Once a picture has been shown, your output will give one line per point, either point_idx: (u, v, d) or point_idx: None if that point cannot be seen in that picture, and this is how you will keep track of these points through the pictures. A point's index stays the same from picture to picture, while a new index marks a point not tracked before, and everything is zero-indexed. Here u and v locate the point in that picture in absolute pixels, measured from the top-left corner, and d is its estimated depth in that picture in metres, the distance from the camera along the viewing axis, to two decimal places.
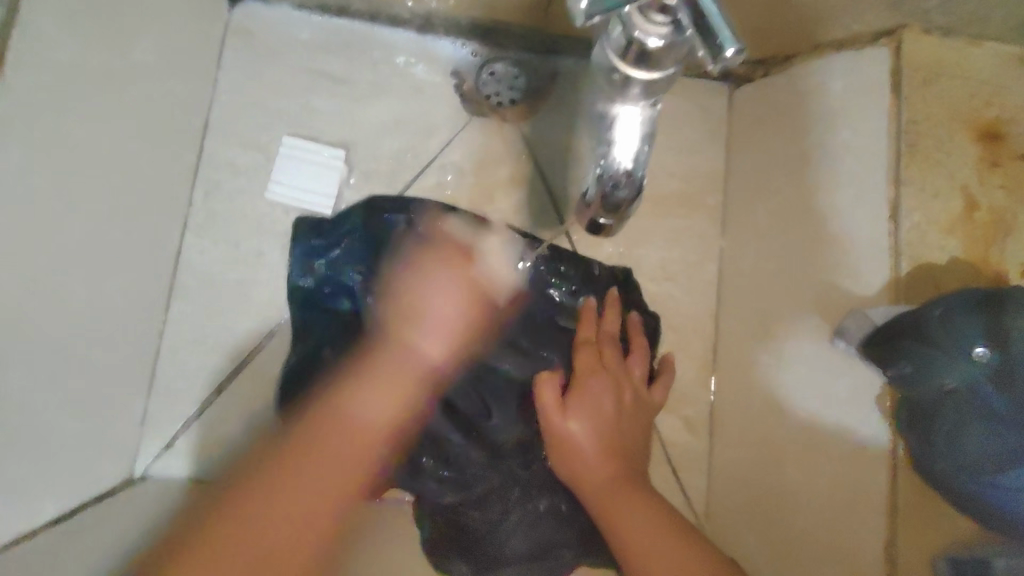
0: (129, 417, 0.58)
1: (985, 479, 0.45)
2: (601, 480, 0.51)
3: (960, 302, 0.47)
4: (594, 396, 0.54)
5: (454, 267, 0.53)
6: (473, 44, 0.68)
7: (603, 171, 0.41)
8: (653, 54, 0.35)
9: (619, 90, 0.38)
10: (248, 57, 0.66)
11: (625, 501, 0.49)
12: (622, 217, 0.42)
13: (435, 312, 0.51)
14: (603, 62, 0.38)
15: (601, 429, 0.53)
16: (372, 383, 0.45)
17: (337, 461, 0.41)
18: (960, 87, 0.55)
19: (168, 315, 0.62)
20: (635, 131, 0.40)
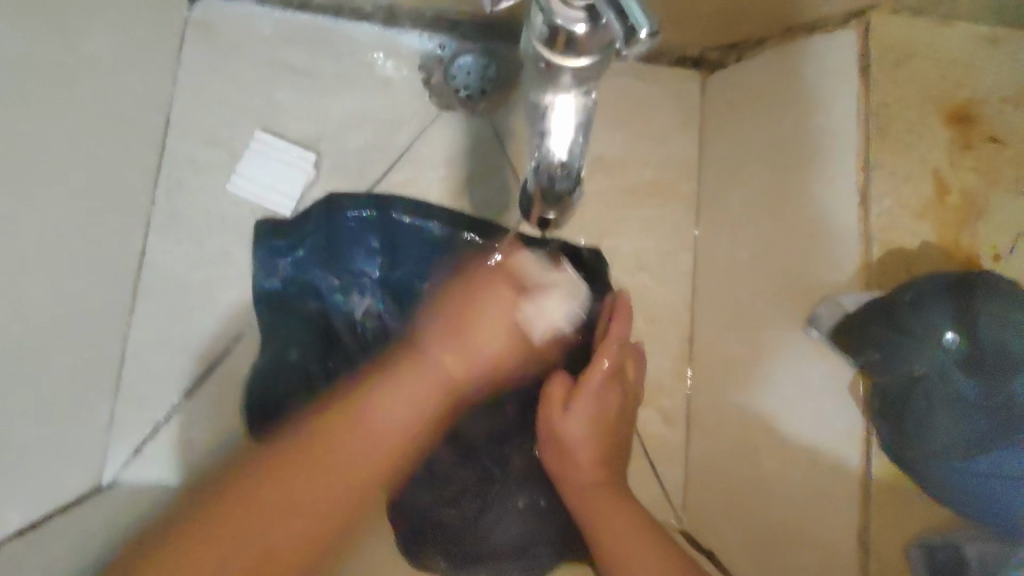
0: (95, 423, 0.57)
1: (958, 465, 0.45)
2: (587, 483, 0.52)
3: (931, 288, 0.47)
4: (589, 397, 0.53)
5: (500, 301, 0.50)
6: (440, 37, 0.67)
7: (539, 162, 0.40)
8: (578, 40, 0.33)
9: (549, 77, 0.36)
10: (210, 54, 0.65)
11: (611, 504, 0.50)
12: (563, 208, 0.42)
13: (487, 321, 0.49)
14: (530, 49, 0.36)
15: (592, 428, 0.52)
16: (400, 381, 0.45)
17: (374, 439, 0.42)
18: (930, 68, 0.55)
19: (132, 319, 0.61)
20: (569, 121, 0.38)
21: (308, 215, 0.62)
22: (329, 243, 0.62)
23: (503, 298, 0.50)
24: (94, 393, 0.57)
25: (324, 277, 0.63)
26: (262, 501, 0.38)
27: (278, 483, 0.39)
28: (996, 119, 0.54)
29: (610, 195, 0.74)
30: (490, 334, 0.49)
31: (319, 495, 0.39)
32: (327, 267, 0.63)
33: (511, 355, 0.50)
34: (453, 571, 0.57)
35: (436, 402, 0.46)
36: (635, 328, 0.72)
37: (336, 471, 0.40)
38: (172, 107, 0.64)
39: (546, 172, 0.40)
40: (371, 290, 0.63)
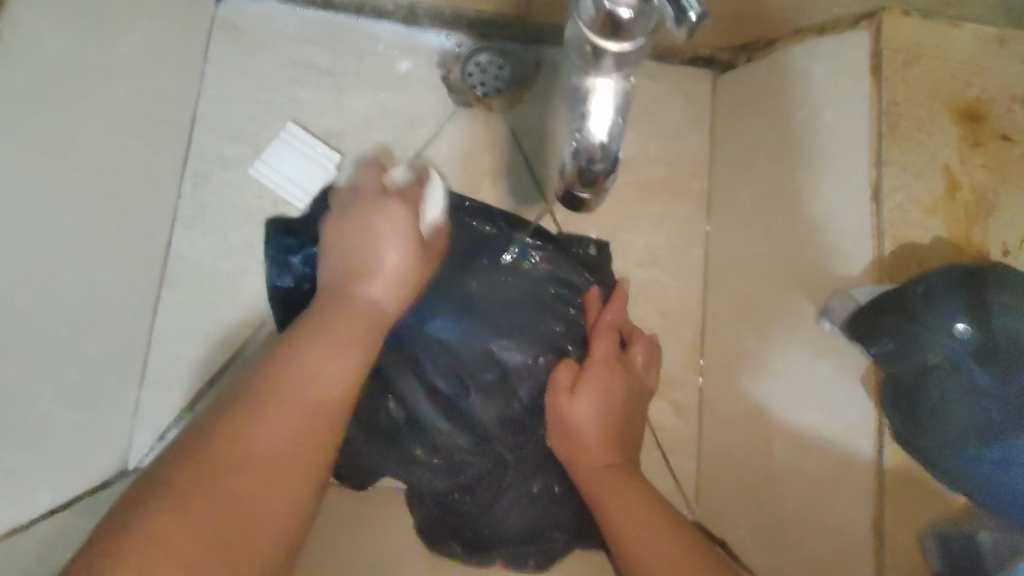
0: (122, 410, 0.58)
1: (969, 452, 0.46)
2: (598, 466, 0.53)
3: (943, 279, 0.48)
4: (596, 384, 0.55)
5: (397, 211, 0.54)
6: (457, 35, 0.69)
7: (579, 144, 0.39)
8: (624, 26, 0.34)
9: (591, 62, 0.37)
10: (233, 50, 0.66)
11: (623, 487, 0.51)
12: (599, 189, 0.41)
13: (383, 275, 0.51)
14: (574, 34, 0.37)
15: (600, 412, 0.54)
16: (313, 338, 0.44)
17: (315, 396, 0.42)
18: (939, 67, 0.56)
19: (159, 308, 0.62)
20: (610, 104, 0.39)
21: (318, 214, 0.63)
22: None
23: (394, 211, 0.54)
24: (120, 380, 0.58)
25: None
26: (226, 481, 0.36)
27: (253, 439, 0.38)
28: (1005, 117, 0.55)
29: (625, 192, 0.75)
30: (392, 248, 0.52)
31: (280, 444, 0.39)
32: None
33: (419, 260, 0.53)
34: (467, 556, 0.57)
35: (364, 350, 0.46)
36: (647, 322, 0.73)
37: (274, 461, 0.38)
38: (199, 100, 0.65)
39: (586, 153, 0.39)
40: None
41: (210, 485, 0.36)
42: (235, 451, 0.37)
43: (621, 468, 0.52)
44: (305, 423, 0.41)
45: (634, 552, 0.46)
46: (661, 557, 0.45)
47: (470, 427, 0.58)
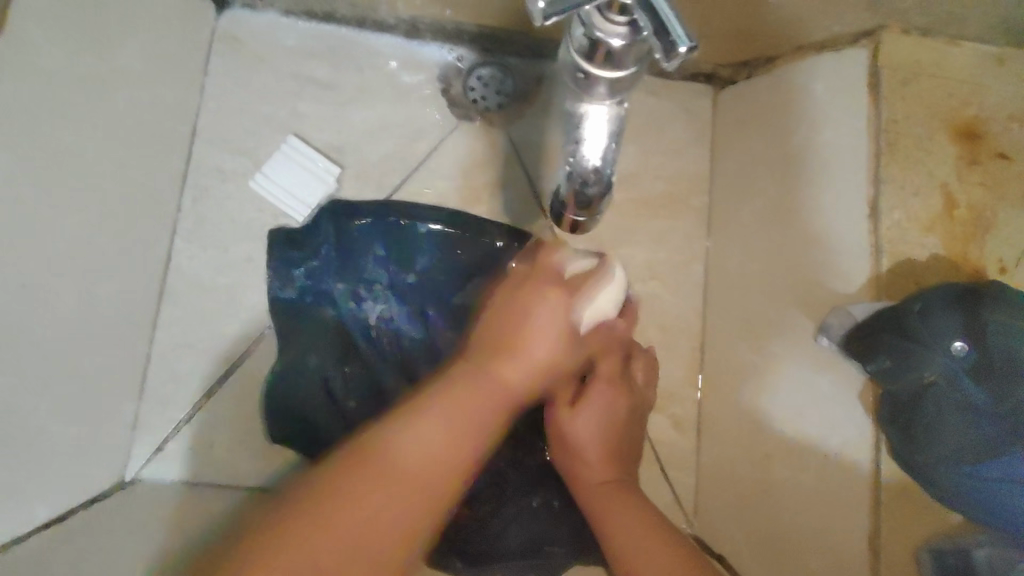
0: (119, 424, 0.58)
1: (966, 469, 0.47)
2: (597, 482, 0.53)
3: (938, 297, 0.49)
4: (595, 398, 0.55)
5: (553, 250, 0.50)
6: (460, 49, 0.69)
7: (572, 169, 0.41)
8: (616, 53, 0.34)
9: (584, 88, 0.37)
10: (234, 62, 0.66)
11: (621, 502, 0.51)
12: (592, 212, 0.42)
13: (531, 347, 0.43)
14: (567, 60, 0.37)
15: (598, 426, 0.54)
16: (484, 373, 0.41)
17: (422, 457, 0.37)
18: (937, 87, 0.57)
19: (156, 320, 0.61)
20: (603, 129, 0.39)
21: (321, 226, 0.62)
22: (343, 254, 0.62)
23: None
24: (119, 395, 0.57)
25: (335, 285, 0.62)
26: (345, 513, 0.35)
27: (357, 483, 0.36)
28: (1002, 136, 0.56)
29: (625, 205, 0.75)
30: None
31: (425, 457, 0.37)
32: (339, 274, 0.62)
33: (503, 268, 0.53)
34: (466, 571, 0.57)
35: (495, 418, 0.40)
36: (646, 335, 0.73)
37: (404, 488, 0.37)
38: (198, 115, 0.64)
39: (579, 177, 0.40)
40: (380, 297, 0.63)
41: (343, 492, 0.36)
42: (340, 496, 0.36)
43: (620, 484, 0.53)
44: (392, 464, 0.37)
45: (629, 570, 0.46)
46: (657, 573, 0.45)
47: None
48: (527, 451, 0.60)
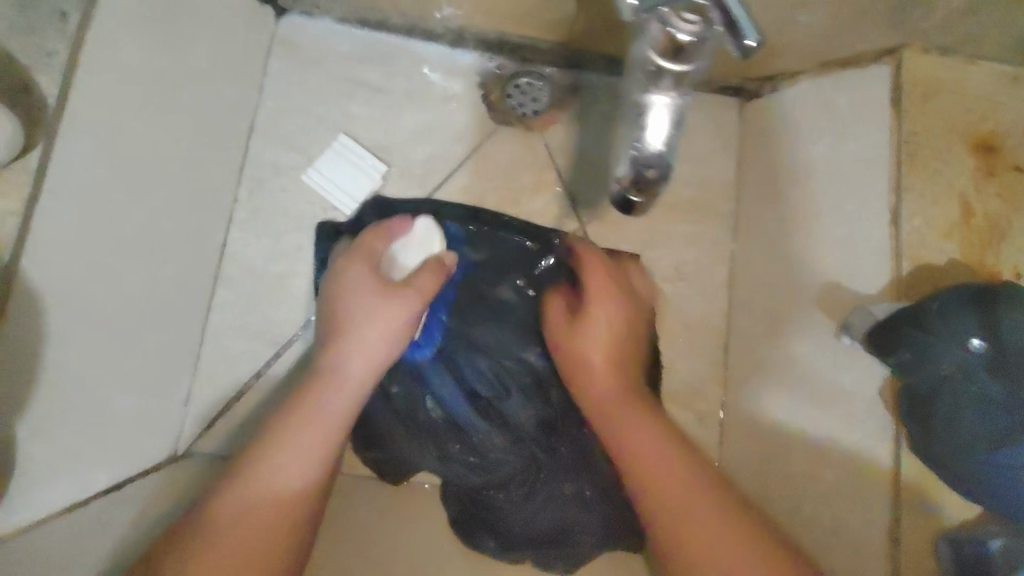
0: (173, 399, 0.63)
1: (982, 458, 0.49)
2: (605, 398, 0.52)
3: (955, 297, 0.52)
4: (597, 315, 0.55)
5: (430, 270, 0.57)
6: (500, 58, 0.73)
7: (634, 154, 0.41)
8: (685, 47, 0.38)
9: (652, 80, 0.40)
10: (293, 66, 0.71)
11: (628, 410, 0.51)
12: (651, 196, 0.42)
13: (358, 356, 0.52)
14: (640, 54, 0.41)
15: (601, 346, 0.54)
16: (333, 366, 0.52)
17: (298, 460, 0.48)
18: (957, 103, 0.60)
19: (212, 303, 0.66)
20: (665, 119, 0.41)
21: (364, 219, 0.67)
22: None
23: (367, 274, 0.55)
24: (174, 371, 0.62)
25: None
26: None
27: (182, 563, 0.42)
28: (1018, 150, 0.59)
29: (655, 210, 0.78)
30: (364, 301, 0.54)
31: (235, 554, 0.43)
32: None
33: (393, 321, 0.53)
34: (500, 551, 0.60)
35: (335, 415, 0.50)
36: (672, 333, 0.76)
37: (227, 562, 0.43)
38: (257, 112, 0.70)
39: (642, 160, 0.41)
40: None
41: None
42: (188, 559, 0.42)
43: (625, 399, 0.52)
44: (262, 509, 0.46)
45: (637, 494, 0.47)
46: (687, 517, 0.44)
47: (506, 428, 0.60)
48: (557, 440, 0.61)
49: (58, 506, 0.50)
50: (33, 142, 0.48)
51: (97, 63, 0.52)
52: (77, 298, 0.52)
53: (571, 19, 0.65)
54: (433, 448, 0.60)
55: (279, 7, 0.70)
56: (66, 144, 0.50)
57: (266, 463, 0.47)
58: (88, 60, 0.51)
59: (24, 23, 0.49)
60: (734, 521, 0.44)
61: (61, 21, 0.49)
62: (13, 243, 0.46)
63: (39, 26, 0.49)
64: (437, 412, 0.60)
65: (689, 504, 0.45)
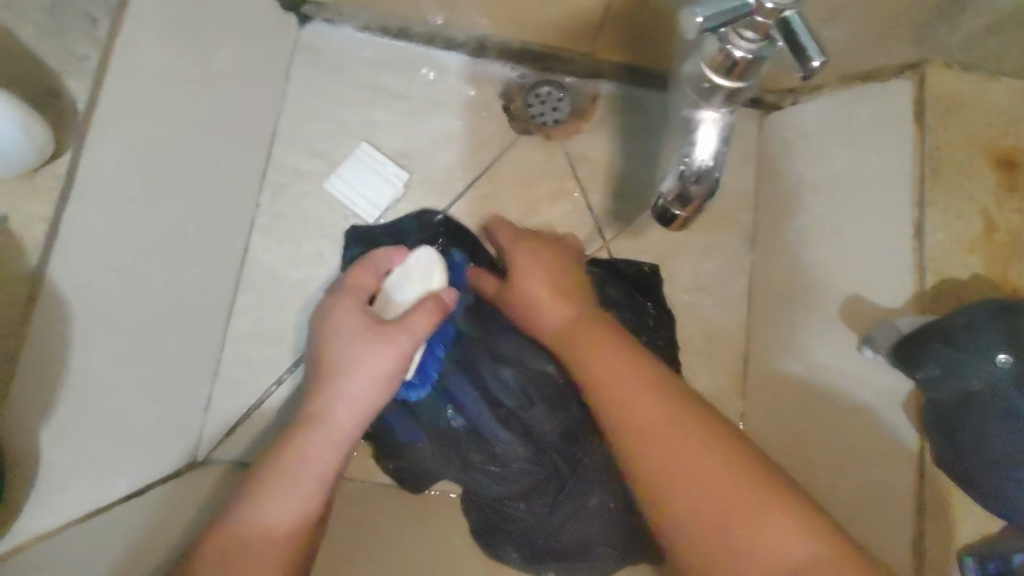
0: (195, 405, 0.62)
1: (1008, 473, 0.50)
2: (561, 322, 0.55)
3: (982, 312, 0.52)
4: (531, 258, 0.59)
5: (425, 313, 0.54)
6: (521, 68, 0.73)
7: (684, 169, 0.43)
8: (738, 65, 0.38)
9: (703, 98, 0.42)
10: (315, 73, 0.71)
11: (586, 334, 0.52)
12: (697, 209, 0.44)
13: (347, 411, 0.52)
14: (691, 70, 0.41)
15: (539, 281, 0.57)
16: (321, 422, 0.51)
17: (283, 508, 0.47)
18: (978, 118, 0.61)
19: (233, 307, 0.66)
20: (713, 136, 0.42)
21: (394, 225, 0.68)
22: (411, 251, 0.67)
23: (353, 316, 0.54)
24: (195, 376, 0.62)
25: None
26: None
27: None
28: None
29: None
30: (349, 345, 0.53)
31: None
32: None
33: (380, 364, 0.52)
34: (523, 563, 0.60)
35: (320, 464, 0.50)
36: (690, 343, 0.76)
37: None
38: (279, 118, 0.70)
39: (690, 174, 0.43)
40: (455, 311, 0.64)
41: None
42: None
43: (584, 318, 0.54)
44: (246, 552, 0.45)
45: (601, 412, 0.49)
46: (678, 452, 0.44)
47: (524, 437, 0.60)
48: (582, 448, 0.59)
49: (80, 513, 0.50)
50: (61, 151, 0.49)
51: (121, 70, 0.52)
52: (99, 302, 0.52)
53: (594, 30, 0.65)
54: (455, 458, 0.61)
55: (302, 15, 0.70)
56: (95, 149, 0.50)
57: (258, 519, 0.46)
58: (113, 67, 0.51)
59: (55, 27, 0.50)
60: (727, 461, 0.43)
61: (92, 25, 0.51)
62: (42, 247, 0.47)
63: (68, 30, 0.50)
64: (459, 422, 0.61)
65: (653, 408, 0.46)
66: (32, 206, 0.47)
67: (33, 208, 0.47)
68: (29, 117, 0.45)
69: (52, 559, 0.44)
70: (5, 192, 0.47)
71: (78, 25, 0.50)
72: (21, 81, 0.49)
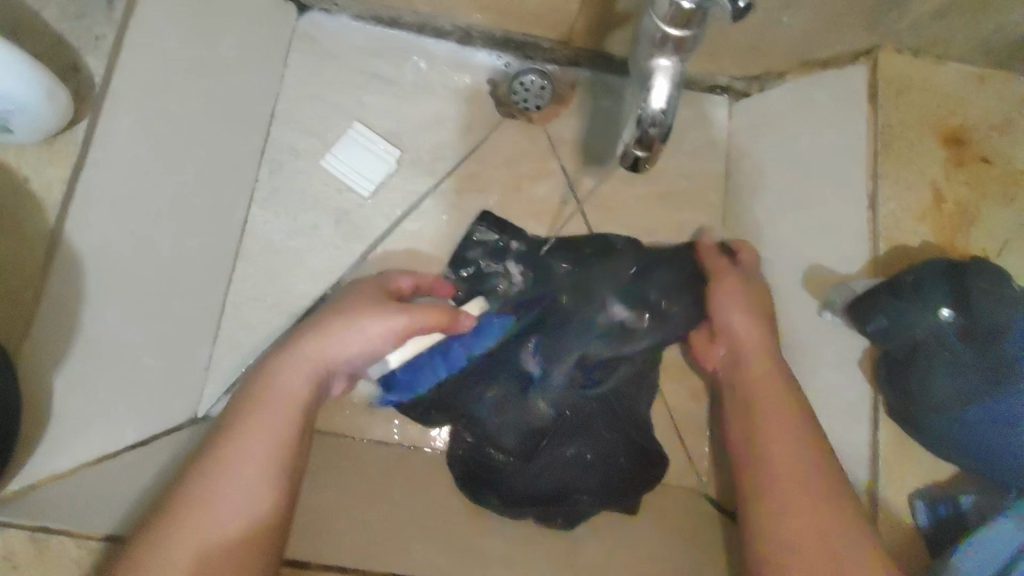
0: (195, 363, 0.64)
1: (954, 415, 0.54)
2: (759, 377, 0.63)
3: (929, 270, 0.56)
4: (759, 310, 0.66)
5: (438, 313, 0.61)
6: (506, 56, 0.77)
7: (641, 114, 0.46)
8: (688, 15, 0.42)
9: (657, 47, 0.45)
10: (311, 58, 0.75)
11: (778, 410, 0.60)
12: (655, 152, 0.46)
13: (308, 351, 0.57)
14: (649, 24, 0.45)
15: (764, 339, 0.65)
16: (284, 357, 0.57)
17: (256, 443, 0.52)
18: (928, 99, 0.66)
19: (233, 274, 0.68)
20: (665, 82, 0.45)
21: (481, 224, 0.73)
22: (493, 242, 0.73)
23: (363, 296, 0.61)
24: (197, 338, 0.64)
25: (506, 262, 0.72)
26: (159, 538, 0.47)
27: (158, 527, 0.47)
28: (984, 142, 0.65)
29: None
30: (346, 314, 0.59)
31: (200, 522, 0.48)
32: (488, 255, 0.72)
33: (374, 335, 0.59)
34: (503, 509, 0.63)
35: (284, 411, 0.54)
36: None
37: (191, 526, 0.48)
38: (278, 99, 0.73)
39: (645, 117, 0.46)
40: (568, 269, 0.72)
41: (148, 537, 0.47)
42: (162, 523, 0.47)
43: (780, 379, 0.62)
44: (218, 482, 0.50)
45: (767, 441, 0.59)
46: (797, 527, 0.54)
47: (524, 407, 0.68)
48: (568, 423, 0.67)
49: (94, 452, 0.54)
50: (81, 118, 0.58)
51: (135, 49, 0.62)
52: (110, 253, 0.58)
53: (572, 16, 0.70)
54: (452, 415, 0.67)
55: (300, 4, 0.75)
56: (111, 120, 0.60)
57: (229, 466, 0.51)
58: (127, 47, 0.61)
59: (78, 9, 0.60)
60: (846, 541, 0.52)
61: (110, 8, 0.60)
62: (59, 206, 0.56)
63: (89, 14, 0.60)
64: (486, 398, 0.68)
65: (812, 502, 0.54)
66: (52, 171, 0.56)
67: (52, 172, 0.56)
68: (55, 83, 0.53)
69: (61, 507, 0.49)
70: (31, 158, 0.56)
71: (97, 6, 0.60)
72: (51, 55, 0.58)
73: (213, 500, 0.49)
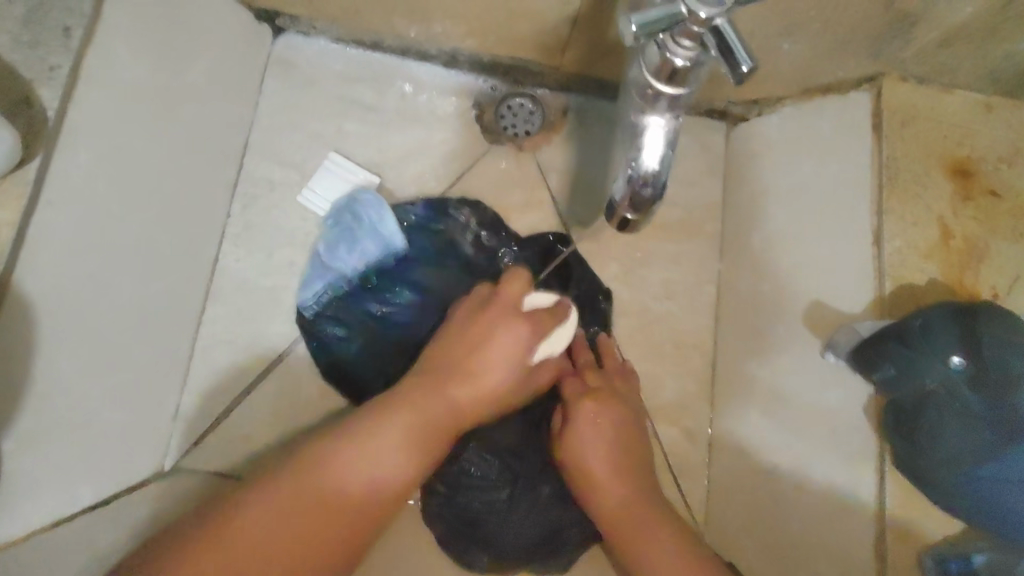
0: (163, 413, 0.62)
1: (968, 472, 0.51)
2: (614, 486, 0.55)
3: (938, 314, 0.53)
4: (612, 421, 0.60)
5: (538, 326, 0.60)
6: (494, 80, 0.74)
7: (632, 173, 0.43)
8: (679, 73, 0.40)
9: (648, 102, 0.43)
10: (288, 85, 0.72)
11: (646, 523, 0.52)
12: (646, 214, 0.44)
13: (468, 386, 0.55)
14: (638, 78, 0.43)
15: (613, 446, 0.58)
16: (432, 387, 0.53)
17: (359, 470, 0.47)
18: (933, 130, 0.62)
19: (202, 317, 0.67)
20: (658, 141, 0.43)
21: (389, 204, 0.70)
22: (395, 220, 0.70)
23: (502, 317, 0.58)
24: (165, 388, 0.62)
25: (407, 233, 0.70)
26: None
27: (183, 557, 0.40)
28: (992, 175, 0.61)
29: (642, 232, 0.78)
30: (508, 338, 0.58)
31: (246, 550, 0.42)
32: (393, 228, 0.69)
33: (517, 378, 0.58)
34: (490, 565, 0.61)
35: (421, 442, 0.50)
36: (663, 350, 0.76)
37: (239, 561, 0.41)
38: (251, 129, 0.71)
39: (638, 177, 0.43)
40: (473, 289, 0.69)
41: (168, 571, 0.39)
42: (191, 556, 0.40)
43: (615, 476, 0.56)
44: (302, 505, 0.44)
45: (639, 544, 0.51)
46: None
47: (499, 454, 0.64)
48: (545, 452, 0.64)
49: (51, 512, 0.49)
50: (32, 155, 0.48)
51: (93, 78, 0.53)
52: (56, 296, 0.51)
53: (557, 37, 0.66)
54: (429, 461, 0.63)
55: (277, 26, 0.71)
56: (67, 154, 0.51)
57: (322, 480, 0.45)
58: (85, 76, 0.52)
59: (29, 37, 0.49)
60: None
61: (65, 35, 0.50)
62: (9, 249, 0.46)
63: (43, 41, 0.50)
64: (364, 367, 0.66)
65: None
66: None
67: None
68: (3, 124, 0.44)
69: None
70: None
71: (52, 33, 0.50)
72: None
73: (283, 525, 0.43)
